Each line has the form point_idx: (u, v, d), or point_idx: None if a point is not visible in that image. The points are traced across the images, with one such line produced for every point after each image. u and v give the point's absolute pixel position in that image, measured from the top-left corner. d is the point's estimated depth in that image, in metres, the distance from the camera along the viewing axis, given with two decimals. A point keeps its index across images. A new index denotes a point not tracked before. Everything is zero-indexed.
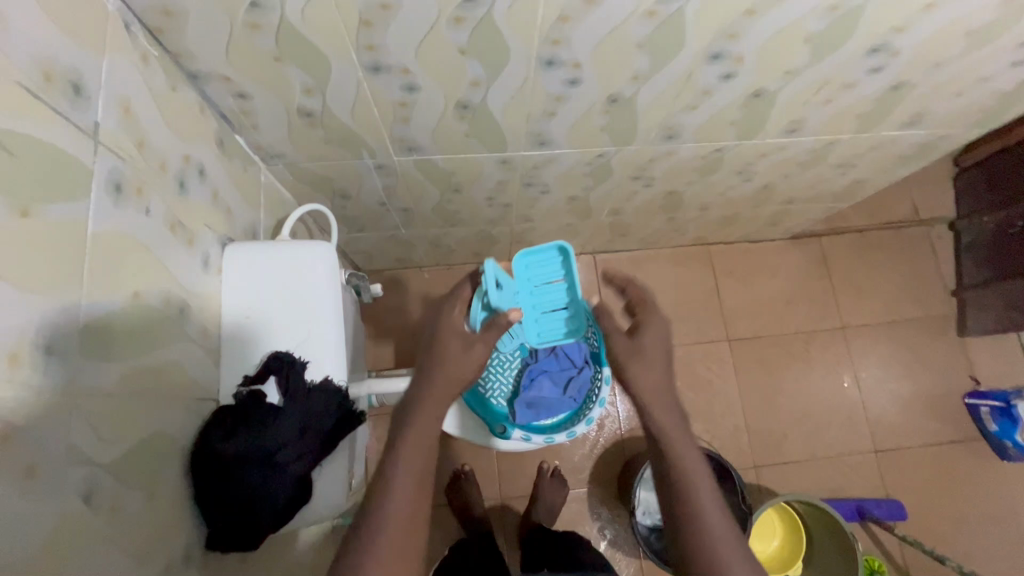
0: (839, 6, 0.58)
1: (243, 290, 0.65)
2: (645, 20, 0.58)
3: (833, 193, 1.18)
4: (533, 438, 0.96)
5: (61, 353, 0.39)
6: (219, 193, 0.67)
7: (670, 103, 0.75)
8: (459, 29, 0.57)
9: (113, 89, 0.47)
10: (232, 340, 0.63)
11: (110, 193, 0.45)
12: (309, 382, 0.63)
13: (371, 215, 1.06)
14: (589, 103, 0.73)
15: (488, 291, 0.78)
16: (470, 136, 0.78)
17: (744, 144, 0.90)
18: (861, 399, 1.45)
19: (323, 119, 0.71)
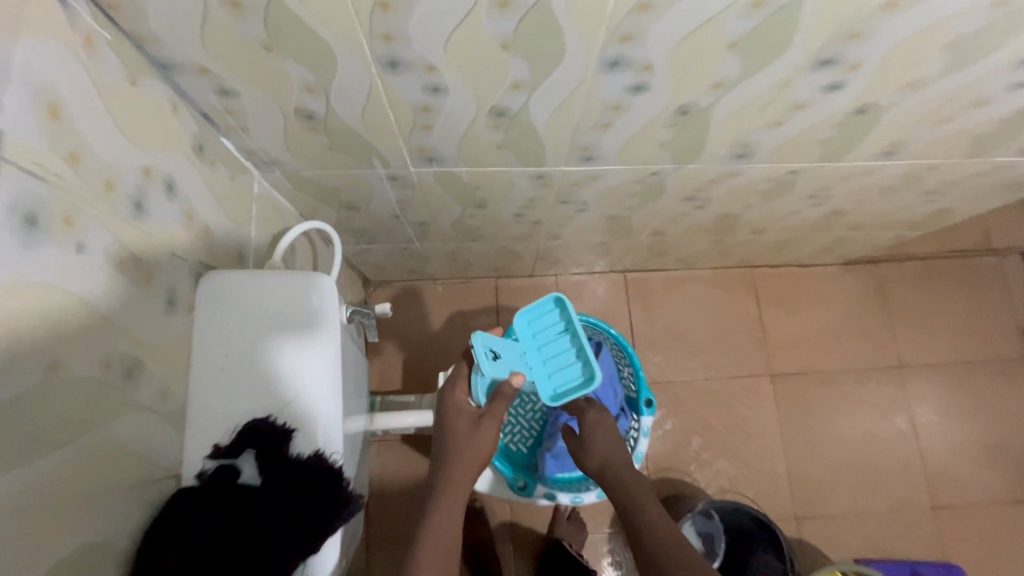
0: (1007, 2, 0.44)
1: (219, 332, 0.53)
2: (746, 13, 0.44)
3: (909, 221, 1.03)
4: (557, 495, 0.85)
5: None
6: (194, 211, 0.54)
7: (751, 118, 0.61)
8: (504, 17, 0.43)
9: (31, 84, 0.34)
10: (202, 394, 0.52)
11: (13, 229, 0.33)
12: (292, 456, 0.51)
13: (382, 228, 0.93)
14: (653, 114, 0.59)
15: (479, 361, 0.69)
16: (503, 148, 0.65)
17: (825, 167, 0.75)
18: (918, 448, 1.30)
19: (327, 122, 0.58)
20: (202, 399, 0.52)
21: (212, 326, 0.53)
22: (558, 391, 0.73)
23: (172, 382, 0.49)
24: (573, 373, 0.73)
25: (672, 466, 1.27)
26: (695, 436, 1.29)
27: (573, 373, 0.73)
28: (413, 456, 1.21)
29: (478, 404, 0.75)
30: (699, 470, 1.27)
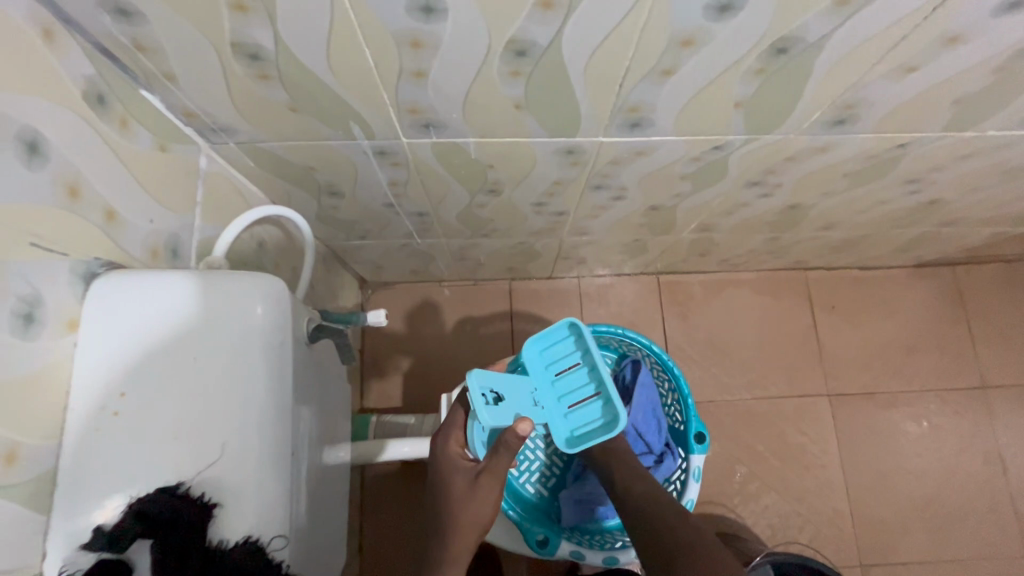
0: None
1: (115, 358, 0.38)
2: None
3: (1016, 216, 0.84)
4: (587, 555, 0.67)
5: None
6: (86, 187, 0.39)
7: (872, 63, 0.43)
8: None
9: None
10: (86, 448, 0.37)
11: None
12: (207, 545, 0.36)
13: (373, 219, 0.77)
14: (738, 54, 0.42)
15: (475, 408, 0.52)
16: (524, 109, 0.49)
17: (945, 141, 0.58)
18: (1006, 485, 1.10)
19: (280, 66, 0.42)
20: (89, 453, 0.37)
21: (109, 350, 0.38)
22: (576, 434, 0.62)
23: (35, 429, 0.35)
24: (592, 414, 0.62)
25: (712, 501, 1.09)
26: (739, 465, 1.11)
27: (592, 415, 0.62)
28: (412, 485, 1.04)
29: (477, 457, 0.59)
30: (744, 505, 1.09)
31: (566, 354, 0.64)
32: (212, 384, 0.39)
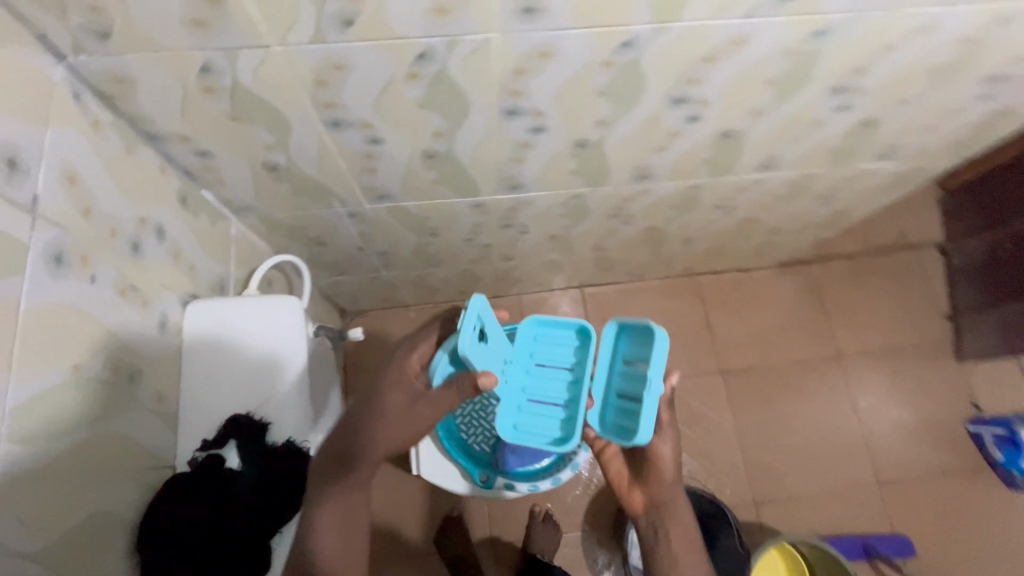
0: (797, 51, 0.58)
1: (204, 350, 0.63)
2: (602, 70, 0.57)
3: (818, 224, 1.17)
4: (516, 485, 0.95)
5: None
6: (181, 251, 0.65)
7: (639, 147, 0.74)
8: (416, 85, 0.56)
9: (57, 160, 0.46)
10: (191, 403, 0.61)
11: (49, 265, 0.44)
12: (269, 443, 0.61)
13: (349, 259, 1.04)
14: (558, 148, 0.72)
15: (461, 329, 0.55)
16: (441, 184, 0.78)
17: (720, 181, 0.89)
18: (862, 430, 1.41)
19: (289, 171, 0.70)
20: (190, 401, 0.61)
21: (197, 341, 0.63)
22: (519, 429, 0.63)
23: (166, 388, 0.59)
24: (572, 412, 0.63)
25: None
26: None
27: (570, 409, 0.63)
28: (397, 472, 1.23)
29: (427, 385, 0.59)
30: None
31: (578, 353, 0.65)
32: (260, 356, 0.64)
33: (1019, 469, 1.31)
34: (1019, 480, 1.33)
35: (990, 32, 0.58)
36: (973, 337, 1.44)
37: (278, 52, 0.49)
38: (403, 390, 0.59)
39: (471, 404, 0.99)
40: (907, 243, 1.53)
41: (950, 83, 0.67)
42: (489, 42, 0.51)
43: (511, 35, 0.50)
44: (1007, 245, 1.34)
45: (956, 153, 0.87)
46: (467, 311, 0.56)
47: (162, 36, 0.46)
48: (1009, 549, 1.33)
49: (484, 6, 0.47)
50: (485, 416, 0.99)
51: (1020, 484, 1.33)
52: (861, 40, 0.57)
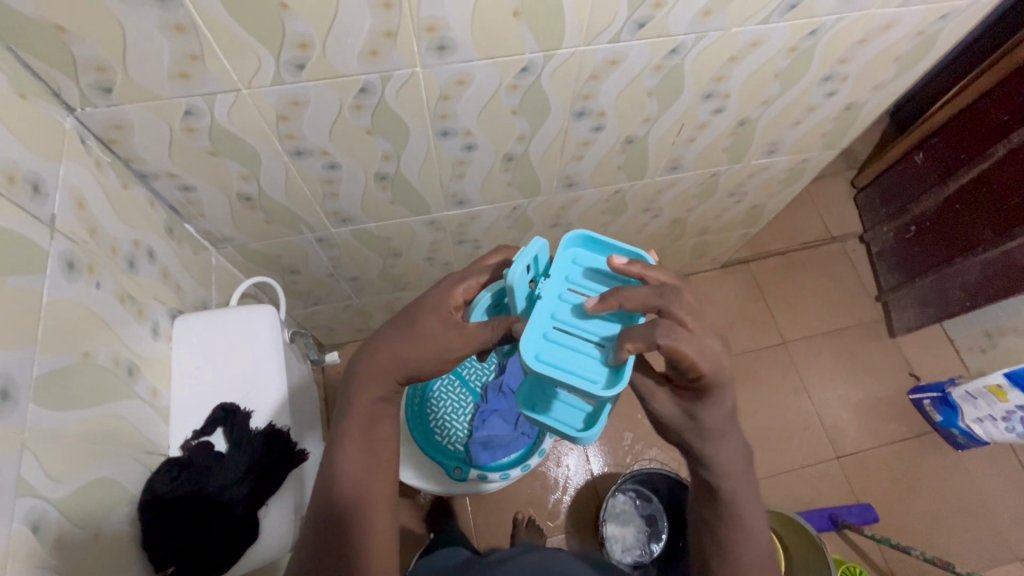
0: (663, 66, 0.73)
1: (190, 354, 0.72)
2: (511, 92, 0.72)
3: (740, 221, 1.31)
4: (489, 476, 1.03)
5: (15, 397, 0.45)
6: (169, 272, 0.75)
7: (559, 156, 0.88)
8: (361, 114, 0.69)
9: (70, 188, 0.57)
10: (181, 400, 0.70)
11: (63, 269, 0.54)
12: (251, 429, 0.69)
13: (322, 286, 1.14)
14: (490, 162, 0.86)
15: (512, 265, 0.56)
16: (395, 203, 0.90)
17: (638, 185, 1.03)
18: (815, 408, 1.50)
19: (261, 201, 0.82)
20: (181, 396, 0.70)
21: (186, 343, 0.72)
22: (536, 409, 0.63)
23: (159, 386, 0.68)
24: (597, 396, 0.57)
25: (612, 465, 1.43)
26: (627, 432, 1.46)
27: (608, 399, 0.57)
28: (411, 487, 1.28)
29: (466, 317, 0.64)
30: (636, 461, 1.43)
31: (593, 278, 0.59)
32: (242, 353, 0.74)
33: (959, 427, 1.40)
34: (961, 439, 1.42)
35: (810, 41, 0.75)
36: (899, 312, 1.56)
37: (247, 94, 0.62)
38: (439, 316, 0.58)
39: (444, 408, 1.08)
40: (831, 236, 1.70)
41: (797, 83, 0.83)
42: (414, 75, 0.65)
43: (430, 67, 0.64)
44: (911, 227, 1.50)
45: (831, 145, 1.03)
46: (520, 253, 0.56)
47: (155, 88, 0.58)
48: (964, 506, 1.41)
49: (405, 47, 0.61)
50: (457, 418, 1.08)
51: (962, 443, 1.43)
52: (711, 53, 0.73)
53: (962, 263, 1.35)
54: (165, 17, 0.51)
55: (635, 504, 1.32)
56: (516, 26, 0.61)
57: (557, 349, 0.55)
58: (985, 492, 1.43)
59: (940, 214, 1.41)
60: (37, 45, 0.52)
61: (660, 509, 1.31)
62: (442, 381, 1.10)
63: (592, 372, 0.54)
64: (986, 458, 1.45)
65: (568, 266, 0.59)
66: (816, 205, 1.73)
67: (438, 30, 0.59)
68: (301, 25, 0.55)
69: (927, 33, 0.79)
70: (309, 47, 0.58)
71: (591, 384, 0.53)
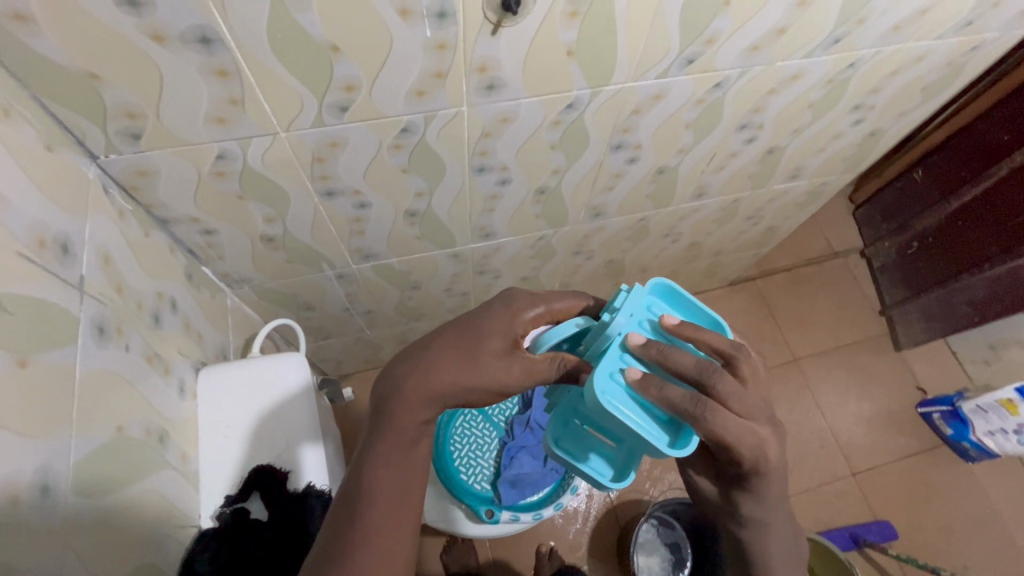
0: (704, 100, 0.72)
1: (219, 411, 0.67)
2: (553, 128, 0.69)
3: (754, 242, 1.31)
4: (521, 517, 1.00)
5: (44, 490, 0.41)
6: (190, 322, 0.70)
7: (590, 188, 0.86)
8: (399, 154, 0.66)
9: (96, 245, 0.52)
10: (211, 462, 0.65)
11: (94, 336, 0.49)
12: (291, 491, 0.65)
13: (336, 321, 1.09)
14: (522, 196, 0.83)
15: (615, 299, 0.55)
16: (422, 238, 0.87)
17: (662, 212, 1.02)
18: (829, 425, 1.50)
19: (284, 241, 0.77)
20: (212, 456, 0.65)
21: (215, 398, 0.67)
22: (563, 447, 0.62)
23: (188, 449, 0.63)
24: (638, 446, 0.57)
25: (629, 489, 1.38)
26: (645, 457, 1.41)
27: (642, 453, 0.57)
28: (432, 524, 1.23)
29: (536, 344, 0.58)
30: (654, 486, 1.39)
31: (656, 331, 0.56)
32: (275, 407, 0.68)
33: (970, 440, 1.41)
34: (972, 452, 1.44)
35: (847, 73, 0.75)
36: (905, 326, 1.58)
37: (284, 137, 0.58)
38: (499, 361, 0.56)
39: (468, 445, 1.05)
40: (834, 252, 1.71)
41: (828, 113, 0.83)
42: (459, 114, 0.62)
43: (477, 106, 0.61)
44: (914, 243, 1.53)
45: (850, 169, 1.04)
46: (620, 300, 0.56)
47: (188, 135, 0.54)
48: (978, 518, 1.42)
49: (454, 87, 0.58)
50: (483, 454, 1.05)
51: (973, 456, 1.45)
52: (752, 86, 0.72)
53: (968, 278, 1.37)
54: (208, 63, 0.48)
55: (658, 532, 1.29)
56: (568, 64, 0.59)
57: (626, 397, 0.52)
58: (997, 503, 1.44)
59: (943, 231, 1.44)
60: (65, 95, 0.48)
61: (684, 536, 1.27)
62: (464, 417, 1.07)
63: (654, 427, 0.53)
64: (995, 469, 1.47)
65: (644, 314, 0.56)
66: (818, 222, 1.75)
67: (489, 70, 0.57)
68: (349, 68, 0.52)
69: (956, 64, 0.80)
70: (355, 89, 0.55)
71: (655, 439, 0.53)
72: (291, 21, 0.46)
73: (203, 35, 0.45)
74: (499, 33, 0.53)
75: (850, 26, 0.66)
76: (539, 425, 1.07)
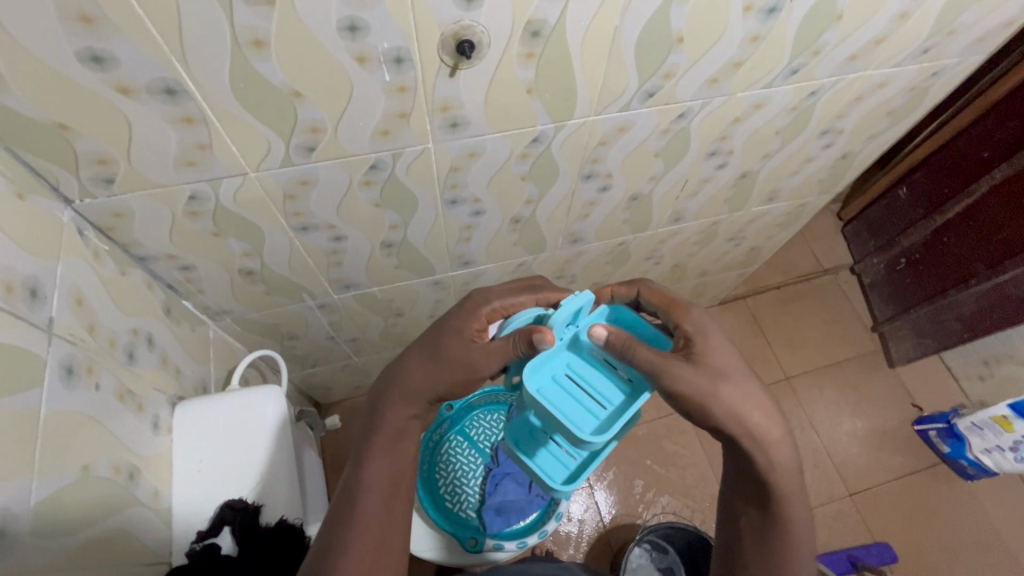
0: (669, 129, 0.74)
1: (193, 445, 0.68)
2: (521, 160, 0.71)
3: (739, 262, 1.31)
4: (505, 545, 0.98)
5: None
6: (168, 356, 0.71)
7: (565, 216, 0.88)
8: (370, 188, 0.68)
9: (68, 287, 0.54)
10: (184, 498, 0.65)
11: (62, 377, 0.51)
12: (263, 525, 0.65)
13: (321, 350, 1.08)
14: (497, 225, 0.84)
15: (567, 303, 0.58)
16: (400, 268, 0.88)
17: (641, 237, 1.03)
18: (824, 444, 1.48)
19: (263, 274, 0.79)
20: (185, 491, 0.66)
21: (192, 434, 0.68)
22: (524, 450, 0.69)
23: (160, 486, 0.64)
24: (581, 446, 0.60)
25: (622, 513, 1.36)
26: (637, 480, 1.39)
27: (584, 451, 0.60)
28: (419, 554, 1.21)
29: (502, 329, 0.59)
30: (647, 510, 1.37)
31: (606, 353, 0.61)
32: (249, 443, 0.69)
33: (968, 458, 1.39)
34: (970, 470, 1.42)
35: (810, 101, 0.76)
36: (897, 343, 1.57)
37: (254, 177, 0.60)
38: (465, 391, 0.56)
39: (455, 472, 1.05)
40: (824, 269, 1.72)
41: (797, 138, 0.84)
42: (426, 151, 0.64)
43: (442, 143, 0.63)
44: (902, 259, 1.53)
45: (827, 190, 1.05)
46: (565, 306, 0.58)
47: (159, 179, 0.57)
48: (979, 538, 1.40)
49: (419, 125, 0.60)
50: (468, 481, 1.05)
51: (972, 474, 1.42)
52: (717, 115, 0.74)
53: (956, 294, 1.37)
54: (175, 111, 0.50)
55: (651, 557, 1.22)
56: (529, 101, 0.61)
57: (562, 393, 0.59)
58: (1000, 522, 1.41)
59: (929, 246, 1.44)
60: (35, 145, 0.50)
61: (678, 561, 1.21)
62: (450, 442, 1.08)
63: (583, 422, 0.58)
64: (996, 487, 1.45)
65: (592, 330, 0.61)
66: (807, 239, 1.75)
67: (452, 109, 0.59)
68: (313, 112, 0.54)
69: (918, 88, 0.81)
70: (321, 130, 0.56)
71: (579, 429, 0.57)
72: (252, 71, 0.48)
73: (167, 86, 0.48)
74: (458, 75, 0.54)
75: (806, 58, 0.68)
76: None
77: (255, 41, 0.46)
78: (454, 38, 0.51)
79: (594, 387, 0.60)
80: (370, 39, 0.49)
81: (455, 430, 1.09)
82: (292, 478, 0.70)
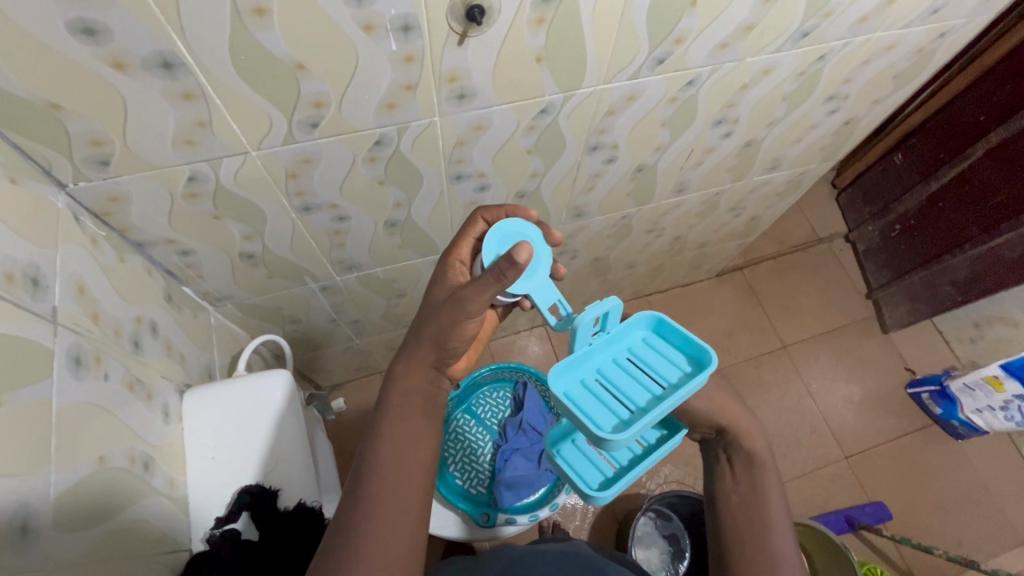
0: (677, 98, 0.72)
1: (206, 432, 0.67)
2: (528, 133, 0.69)
3: (737, 232, 1.31)
4: (518, 518, 0.98)
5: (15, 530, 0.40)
6: (172, 343, 0.70)
7: (570, 189, 0.86)
8: (374, 165, 0.66)
9: (69, 276, 0.52)
10: (199, 484, 0.65)
11: (71, 367, 0.49)
12: (282, 508, 0.65)
13: (322, 333, 1.07)
14: (502, 200, 0.83)
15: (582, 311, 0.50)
16: (403, 247, 0.86)
17: (644, 209, 1.02)
18: (820, 409, 1.52)
19: (264, 257, 0.77)
20: (200, 477, 0.65)
21: (203, 419, 0.67)
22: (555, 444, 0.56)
23: (175, 473, 0.63)
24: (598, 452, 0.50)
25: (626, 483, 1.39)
26: None
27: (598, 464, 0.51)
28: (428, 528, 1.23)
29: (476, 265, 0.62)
30: (651, 480, 1.39)
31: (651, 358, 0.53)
32: (259, 427, 0.68)
33: (959, 418, 1.43)
34: (961, 429, 1.46)
35: (818, 65, 0.75)
36: (891, 308, 1.59)
37: (255, 156, 0.58)
38: None
39: (463, 452, 1.07)
40: (819, 237, 1.73)
41: (802, 104, 0.84)
42: (432, 125, 0.62)
43: (449, 116, 0.61)
44: (897, 225, 1.54)
45: (829, 157, 1.04)
46: (516, 221, 0.63)
47: (157, 160, 0.54)
48: (969, 493, 1.45)
49: (424, 98, 0.58)
50: (477, 460, 1.07)
51: (962, 433, 1.47)
52: (725, 83, 0.72)
53: (950, 259, 1.39)
54: (173, 87, 0.48)
55: (656, 524, 1.25)
56: (538, 70, 0.59)
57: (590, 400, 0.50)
58: (989, 478, 1.47)
59: (925, 212, 1.45)
60: (25, 126, 0.47)
61: (682, 527, 1.24)
62: (458, 421, 1.10)
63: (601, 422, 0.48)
64: (984, 445, 1.49)
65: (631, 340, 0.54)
66: (802, 209, 1.75)
67: (460, 79, 0.57)
68: (318, 85, 0.52)
69: (925, 50, 0.81)
70: (325, 105, 0.54)
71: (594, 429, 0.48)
72: (253, 41, 0.46)
73: (165, 60, 0.45)
74: (466, 43, 0.52)
75: (818, 20, 0.66)
76: (532, 426, 1.08)
77: (257, 10, 0.44)
78: (463, 4, 0.49)
79: (623, 388, 0.51)
80: (377, 5, 0.46)
81: (461, 409, 1.11)
82: (306, 462, 0.70)
